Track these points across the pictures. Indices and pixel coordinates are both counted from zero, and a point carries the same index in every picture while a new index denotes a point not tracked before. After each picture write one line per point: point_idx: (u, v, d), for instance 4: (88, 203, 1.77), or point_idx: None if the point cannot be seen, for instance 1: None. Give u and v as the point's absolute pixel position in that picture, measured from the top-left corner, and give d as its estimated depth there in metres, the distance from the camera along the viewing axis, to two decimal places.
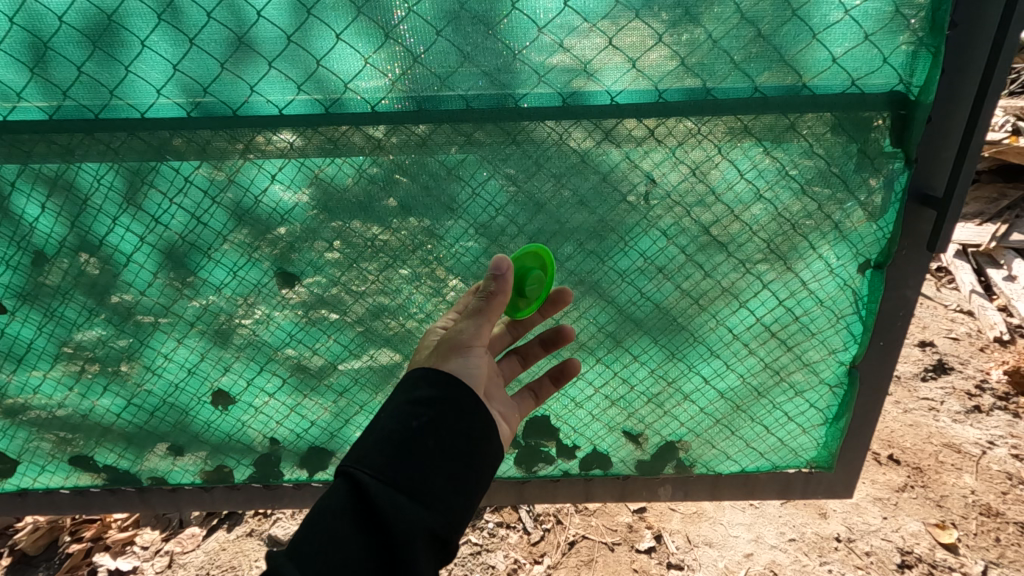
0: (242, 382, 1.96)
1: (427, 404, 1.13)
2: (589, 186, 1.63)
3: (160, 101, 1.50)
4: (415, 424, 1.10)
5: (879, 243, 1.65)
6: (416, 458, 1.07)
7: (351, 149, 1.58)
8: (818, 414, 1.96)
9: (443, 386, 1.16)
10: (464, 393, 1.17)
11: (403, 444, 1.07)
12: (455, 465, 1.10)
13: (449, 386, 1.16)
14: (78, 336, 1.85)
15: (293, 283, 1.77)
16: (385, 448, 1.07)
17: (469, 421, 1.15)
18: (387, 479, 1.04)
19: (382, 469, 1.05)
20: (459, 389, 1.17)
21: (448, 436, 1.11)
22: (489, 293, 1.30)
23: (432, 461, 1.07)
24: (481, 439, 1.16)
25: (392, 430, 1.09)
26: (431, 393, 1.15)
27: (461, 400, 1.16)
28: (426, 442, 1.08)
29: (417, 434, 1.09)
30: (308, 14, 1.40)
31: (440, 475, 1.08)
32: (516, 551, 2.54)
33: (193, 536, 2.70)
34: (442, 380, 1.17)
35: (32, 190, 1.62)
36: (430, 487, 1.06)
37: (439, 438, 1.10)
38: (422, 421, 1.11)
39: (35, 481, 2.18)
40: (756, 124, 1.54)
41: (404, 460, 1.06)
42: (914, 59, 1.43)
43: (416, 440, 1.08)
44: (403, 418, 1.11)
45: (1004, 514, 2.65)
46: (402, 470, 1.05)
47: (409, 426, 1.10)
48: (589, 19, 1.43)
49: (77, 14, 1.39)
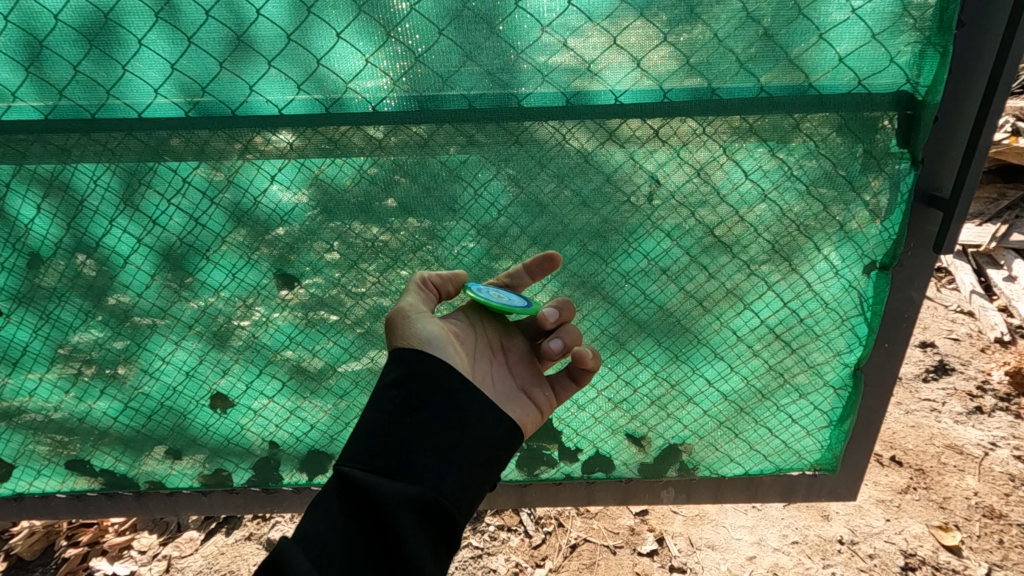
0: (241, 386, 1.94)
1: (401, 383, 1.18)
2: (592, 187, 1.61)
3: (157, 101, 1.48)
4: (391, 406, 1.15)
5: (885, 245, 1.64)
6: (399, 438, 1.11)
7: (352, 149, 1.56)
8: (822, 416, 1.95)
9: (412, 361, 1.20)
10: (436, 366, 1.21)
11: (384, 427, 1.12)
12: (439, 437, 1.14)
13: (418, 362, 1.20)
14: (74, 339, 1.82)
15: (292, 285, 1.75)
16: (368, 436, 1.12)
17: (445, 393, 1.19)
18: (372, 462, 1.09)
19: (367, 454, 1.10)
20: (429, 361, 1.21)
21: (426, 410, 1.15)
22: (427, 283, 1.41)
23: (413, 438, 1.12)
24: (463, 411, 1.20)
25: (373, 416, 1.15)
26: (403, 373, 1.19)
27: (435, 372, 1.20)
28: (403, 420, 1.13)
29: (397, 415, 1.14)
30: (308, 13, 1.39)
31: (425, 448, 1.12)
32: (516, 554, 2.52)
33: (191, 541, 2.68)
34: (407, 355, 1.21)
35: (27, 190, 1.60)
36: (417, 463, 1.09)
37: (419, 413, 1.14)
38: (398, 401, 1.15)
39: (30, 485, 2.15)
40: (760, 124, 1.52)
41: (387, 442, 1.11)
42: (921, 58, 1.42)
43: (393, 420, 1.13)
44: (382, 403, 1.16)
45: (1007, 517, 2.63)
46: (386, 451, 1.10)
47: (387, 409, 1.14)
48: (593, 17, 1.41)
49: (72, 12, 1.37)
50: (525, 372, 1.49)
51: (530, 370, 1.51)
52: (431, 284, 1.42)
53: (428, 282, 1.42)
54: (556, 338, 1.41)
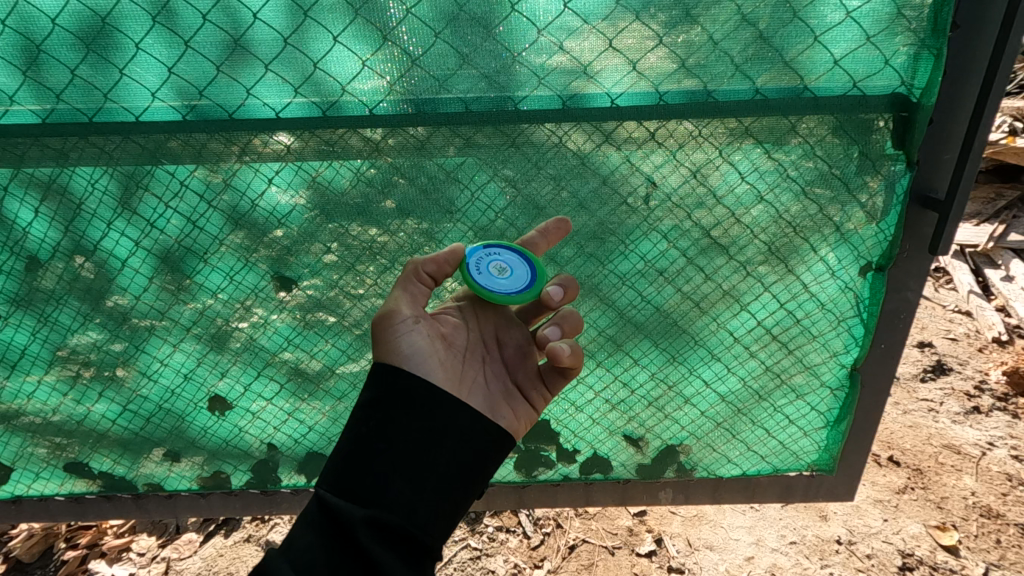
0: (239, 388, 1.94)
1: (376, 406, 1.18)
2: (589, 189, 1.62)
3: (154, 105, 1.48)
4: (364, 429, 1.16)
5: (881, 246, 1.65)
6: (371, 462, 1.13)
7: (349, 151, 1.56)
8: (819, 417, 1.95)
9: (386, 382, 1.20)
10: (411, 386, 1.20)
11: (358, 451, 1.14)
12: (412, 461, 1.14)
13: (392, 382, 1.20)
14: (72, 342, 1.83)
15: (290, 287, 1.75)
16: (342, 460, 1.14)
17: (421, 413, 1.18)
18: (347, 486, 1.12)
19: (341, 478, 1.12)
20: (403, 380, 1.20)
21: (400, 433, 1.15)
22: (418, 272, 1.37)
23: (385, 462, 1.13)
24: (438, 433, 1.19)
25: (348, 439, 1.17)
26: (377, 394, 1.19)
27: (409, 392, 1.19)
28: (376, 443, 1.14)
29: (370, 439, 1.15)
30: (304, 16, 1.39)
31: (398, 472, 1.13)
32: (515, 555, 2.52)
33: (190, 543, 2.68)
34: (383, 375, 1.21)
35: (25, 194, 1.60)
36: (389, 488, 1.11)
37: (391, 436, 1.15)
38: (372, 425, 1.16)
39: (29, 488, 2.15)
40: (757, 126, 1.53)
41: (361, 466, 1.12)
42: (916, 60, 1.42)
43: (366, 444, 1.14)
44: (357, 425, 1.17)
45: (1004, 516, 2.63)
46: (359, 476, 1.12)
47: (361, 432, 1.16)
48: (589, 20, 1.42)
49: (69, 16, 1.38)
50: (519, 369, 1.47)
51: (524, 364, 1.48)
52: (423, 275, 1.37)
53: (422, 267, 1.37)
54: (552, 327, 1.37)
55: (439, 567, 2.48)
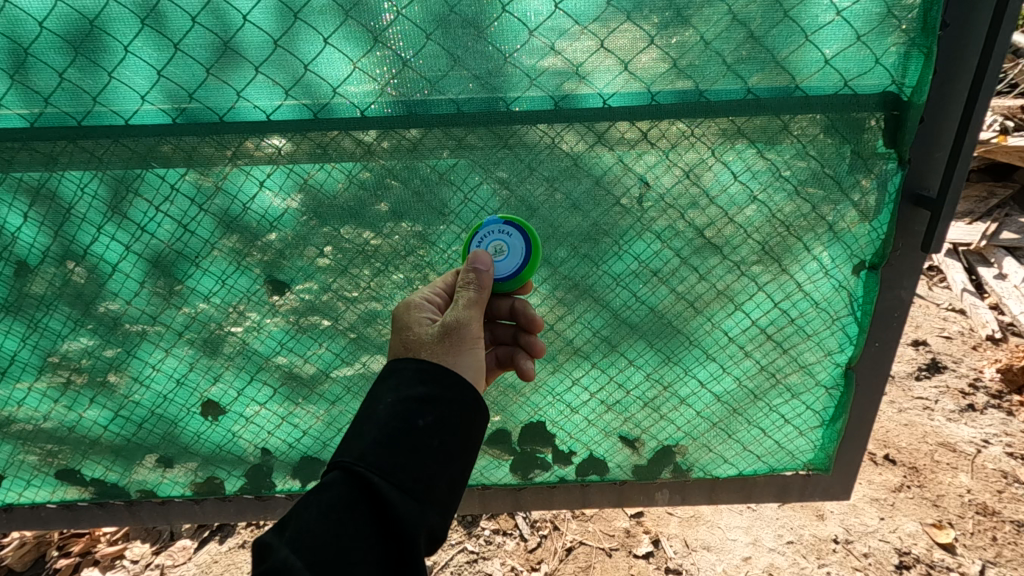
0: (232, 393, 1.93)
1: (429, 402, 1.10)
2: (582, 190, 1.62)
3: (144, 108, 1.47)
4: (420, 422, 1.08)
5: (874, 244, 1.65)
6: (421, 459, 1.05)
7: (341, 154, 1.55)
8: (814, 416, 1.95)
9: (441, 382, 1.13)
10: (462, 391, 1.14)
11: (408, 444, 1.05)
12: (456, 463, 1.09)
13: (449, 383, 1.13)
14: (63, 348, 1.81)
15: (283, 291, 1.74)
16: (389, 450, 1.04)
17: (469, 418, 1.13)
18: (391, 481, 1.01)
19: (385, 469, 1.02)
20: (458, 384, 1.14)
21: (450, 434, 1.09)
22: (478, 284, 1.28)
23: (435, 462, 1.06)
24: (475, 442, 1.15)
25: (393, 429, 1.06)
26: (431, 392, 1.12)
27: (464, 398, 1.14)
28: (430, 440, 1.07)
29: (422, 433, 1.07)
30: (294, 18, 1.39)
31: (442, 475, 1.07)
32: (512, 558, 2.52)
33: (184, 549, 2.66)
34: (441, 376, 1.14)
35: (13, 199, 1.60)
36: (434, 487, 1.05)
37: (444, 437, 1.08)
38: (426, 420, 1.08)
39: (20, 496, 2.14)
40: (749, 125, 1.52)
41: (409, 460, 1.04)
42: (907, 58, 1.43)
43: (420, 439, 1.06)
44: (404, 415, 1.08)
45: (1000, 514, 2.64)
46: (407, 472, 1.03)
47: (413, 424, 1.07)
48: (581, 21, 1.42)
49: (57, 19, 1.37)
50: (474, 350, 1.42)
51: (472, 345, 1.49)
52: (472, 281, 1.28)
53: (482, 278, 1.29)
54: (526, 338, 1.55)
55: (437, 570, 2.48)
